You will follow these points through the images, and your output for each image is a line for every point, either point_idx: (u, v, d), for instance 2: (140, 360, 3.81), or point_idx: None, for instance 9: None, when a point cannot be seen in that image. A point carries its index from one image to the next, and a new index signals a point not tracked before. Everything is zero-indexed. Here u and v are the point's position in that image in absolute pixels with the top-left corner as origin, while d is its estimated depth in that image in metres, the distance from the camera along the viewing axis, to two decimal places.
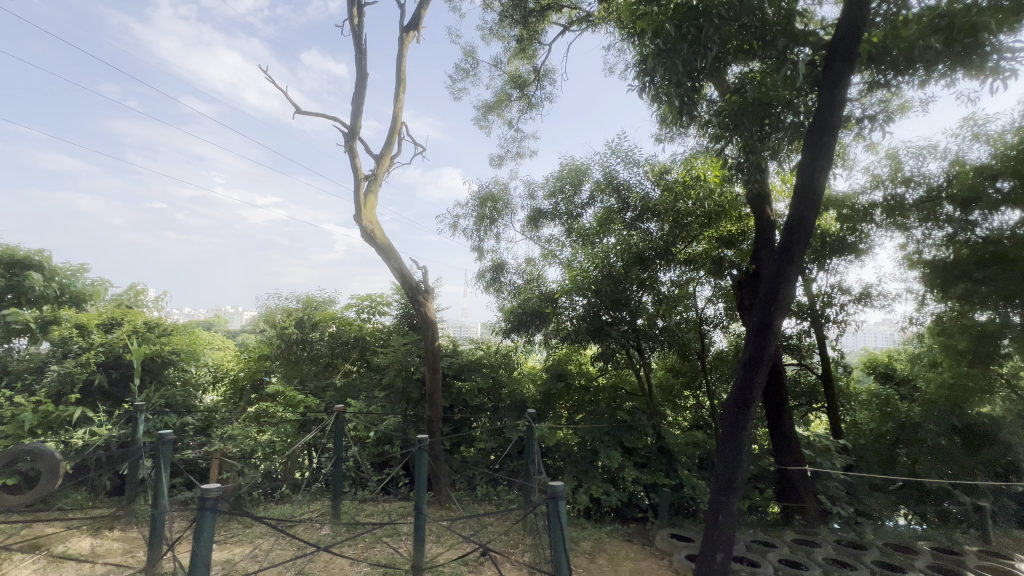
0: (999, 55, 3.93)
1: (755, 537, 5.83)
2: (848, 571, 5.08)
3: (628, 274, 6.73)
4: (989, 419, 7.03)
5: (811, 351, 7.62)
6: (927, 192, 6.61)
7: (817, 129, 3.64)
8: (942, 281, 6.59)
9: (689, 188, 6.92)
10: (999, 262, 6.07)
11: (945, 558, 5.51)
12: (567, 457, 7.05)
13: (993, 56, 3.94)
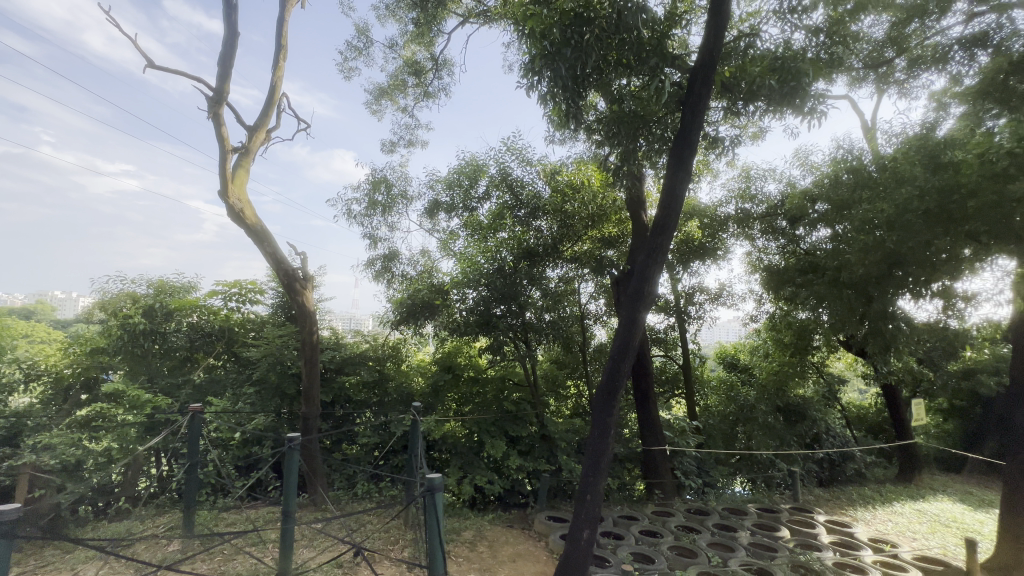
0: (818, 101, 4.74)
1: (621, 512, 6.41)
2: (693, 535, 5.82)
3: (518, 269, 6.93)
4: (802, 399, 8.61)
5: (674, 344, 8.65)
6: (767, 209, 8.00)
7: (681, 144, 4.06)
8: (775, 283, 7.73)
9: (577, 191, 7.32)
10: (815, 270, 7.29)
11: (766, 516, 6.57)
12: (453, 449, 7.07)
13: (815, 100, 4.73)
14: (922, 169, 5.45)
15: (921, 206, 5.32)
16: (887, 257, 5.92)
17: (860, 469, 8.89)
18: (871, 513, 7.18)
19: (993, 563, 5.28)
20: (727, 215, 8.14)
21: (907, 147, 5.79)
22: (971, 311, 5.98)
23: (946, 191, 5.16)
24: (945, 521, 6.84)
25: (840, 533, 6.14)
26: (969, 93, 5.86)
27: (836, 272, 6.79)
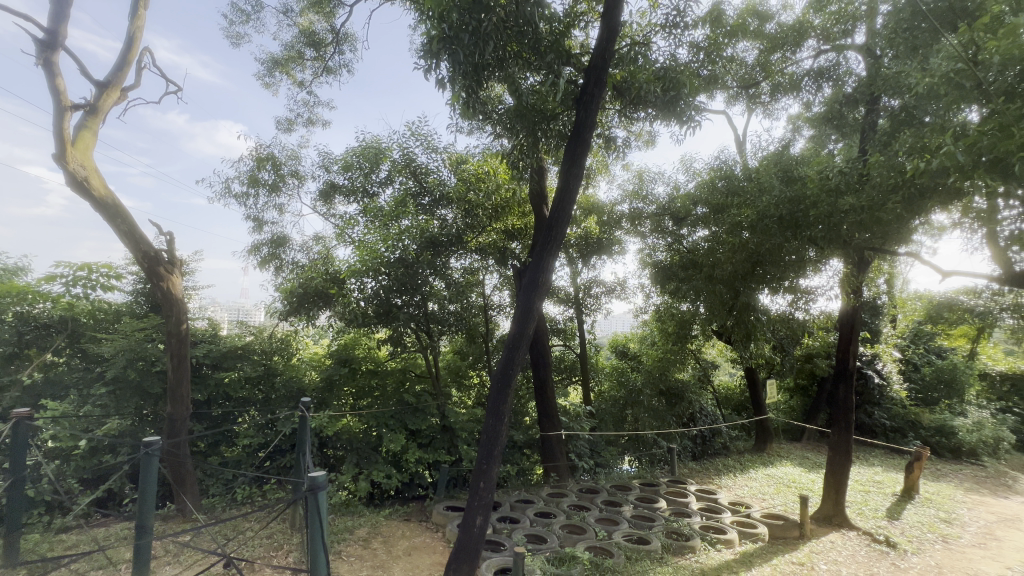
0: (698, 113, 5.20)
1: (519, 497, 6.59)
2: (584, 512, 6.18)
3: (421, 258, 6.76)
4: (682, 382, 9.53)
5: (572, 334, 9.17)
6: (656, 209, 8.71)
7: (574, 141, 4.24)
8: (663, 278, 8.41)
9: (481, 182, 7.31)
10: (693, 267, 7.99)
11: (647, 490, 7.21)
12: (348, 445, 6.73)
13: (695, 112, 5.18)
14: (778, 181, 6.19)
15: (777, 213, 5.98)
16: (750, 256, 6.71)
17: (726, 443, 10.10)
18: (733, 480, 8.21)
19: (819, 514, 6.32)
20: (622, 214, 8.78)
21: (766, 162, 6.72)
22: (811, 304, 7.04)
23: (795, 202, 5.87)
24: (787, 483, 8.05)
25: (706, 499, 6.94)
26: (815, 118, 6.84)
27: (710, 269, 7.49)
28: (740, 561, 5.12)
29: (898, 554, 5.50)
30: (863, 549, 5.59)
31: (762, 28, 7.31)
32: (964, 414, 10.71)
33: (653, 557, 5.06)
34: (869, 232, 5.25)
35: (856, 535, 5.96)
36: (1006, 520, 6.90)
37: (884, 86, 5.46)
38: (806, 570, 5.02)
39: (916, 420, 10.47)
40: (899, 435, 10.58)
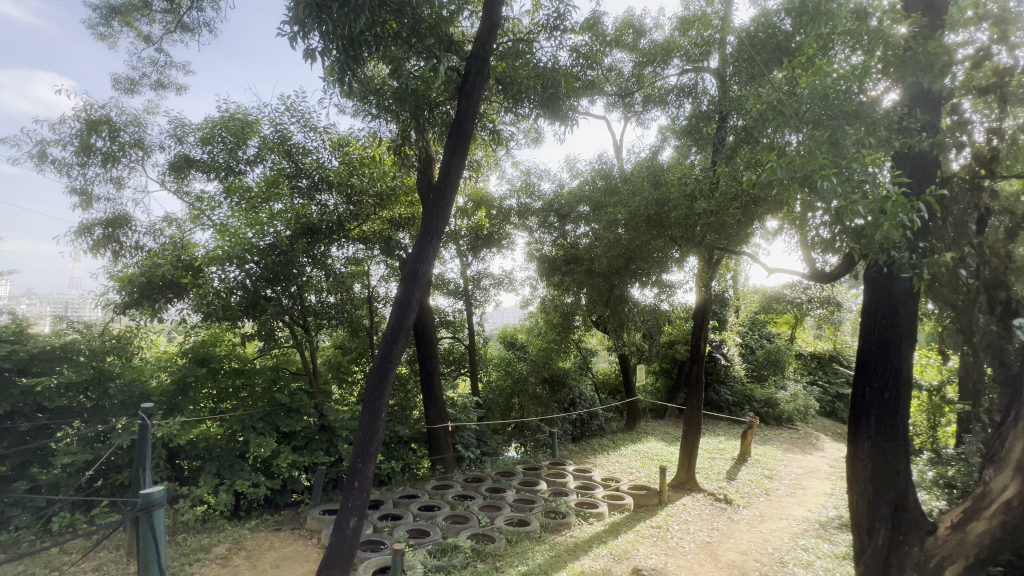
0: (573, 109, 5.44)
1: (402, 493, 6.42)
2: (468, 501, 6.23)
3: (296, 245, 6.24)
4: (565, 369, 10.08)
5: (461, 326, 9.25)
6: (543, 204, 9.06)
7: (455, 130, 4.22)
8: (548, 271, 8.77)
9: (366, 167, 6.90)
10: (575, 260, 8.44)
11: (529, 474, 7.52)
12: (207, 454, 5.95)
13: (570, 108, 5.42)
14: (648, 184, 6.82)
15: (644, 213, 6.55)
16: (622, 253, 7.29)
17: (602, 425, 10.93)
18: (606, 458, 8.92)
19: (675, 481, 7.15)
20: (511, 207, 8.97)
21: (638, 167, 7.36)
22: (673, 296, 7.87)
23: (661, 204, 6.48)
24: (652, 456, 8.98)
25: (583, 477, 7.46)
26: (679, 130, 7.64)
27: (590, 264, 7.95)
28: (608, 531, 5.58)
29: (732, 509, 6.45)
30: (707, 507, 6.47)
31: (637, 42, 7.94)
32: (785, 387, 12.93)
33: (531, 538, 5.28)
34: (716, 234, 6.02)
35: (703, 496, 6.86)
36: (810, 472, 8.48)
37: (730, 107, 6.28)
38: (662, 531, 5.65)
39: (750, 394, 12.37)
40: (738, 407, 12.42)
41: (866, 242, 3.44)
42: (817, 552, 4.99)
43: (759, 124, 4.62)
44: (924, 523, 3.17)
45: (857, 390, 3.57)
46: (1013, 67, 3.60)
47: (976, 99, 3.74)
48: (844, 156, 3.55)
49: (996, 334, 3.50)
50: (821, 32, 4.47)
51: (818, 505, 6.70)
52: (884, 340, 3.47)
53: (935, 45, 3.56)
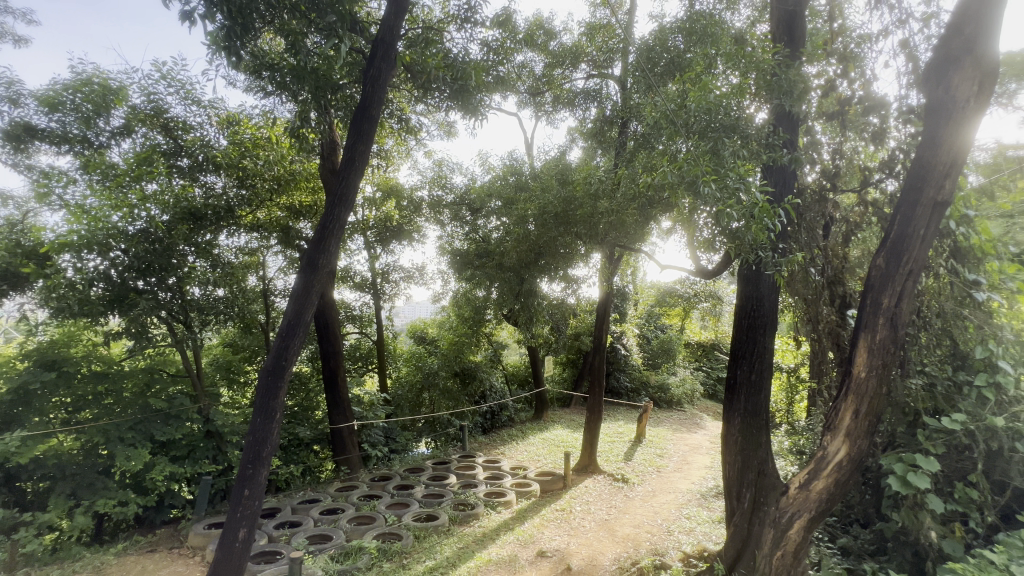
0: (481, 100, 5.35)
1: (302, 498, 6.04)
2: (375, 501, 6.03)
3: (174, 232, 5.51)
4: (475, 363, 10.11)
5: (370, 321, 8.92)
6: (456, 198, 8.97)
7: (360, 116, 4.05)
8: (460, 265, 8.75)
9: (259, 150, 6.27)
10: (487, 255, 8.50)
11: (439, 468, 7.47)
12: (59, 473, 5.04)
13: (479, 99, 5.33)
14: (556, 182, 7.07)
15: (552, 209, 6.80)
16: (531, 248, 7.39)
17: (511, 416, 11.17)
18: (515, 448, 9.17)
19: (579, 465, 7.56)
20: (422, 199, 8.77)
21: (548, 165, 7.59)
22: (579, 290, 8.25)
23: (568, 202, 6.77)
24: (558, 443, 9.39)
25: (492, 468, 7.59)
26: (585, 132, 8.00)
27: (500, 258, 8.03)
28: (516, 517, 5.75)
29: (628, 487, 6.99)
30: (606, 487, 6.94)
31: (547, 44, 8.15)
32: (675, 373, 14.23)
33: (439, 532, 5.26)
34: (616, 232, 6.44)
35: (603, 477, 7.34)
36: (694, 449, 9.44)
37: (630, 113, 6.72)
38: (566, 513, 5.96)
39: (646, 380, 13.43)
40: (635, 393, 13.42)
41: (739, 243, 3.90)
42: (698, 519, 5.59)
43: (654, 132, 5.01)
44: (779, 485, 3.64)
45: (730, 374, 4.04)
46: (851, 98, 4.27)
47: (824, 123, 4.38)
48: (723, 165, 3.98)
49: (834, 322, 4.16)
50: (707, 53, 4.95)
51: (699, 477, 7.50)
52: (752, 329, 3.96)
53: (794, 73, 4.12)
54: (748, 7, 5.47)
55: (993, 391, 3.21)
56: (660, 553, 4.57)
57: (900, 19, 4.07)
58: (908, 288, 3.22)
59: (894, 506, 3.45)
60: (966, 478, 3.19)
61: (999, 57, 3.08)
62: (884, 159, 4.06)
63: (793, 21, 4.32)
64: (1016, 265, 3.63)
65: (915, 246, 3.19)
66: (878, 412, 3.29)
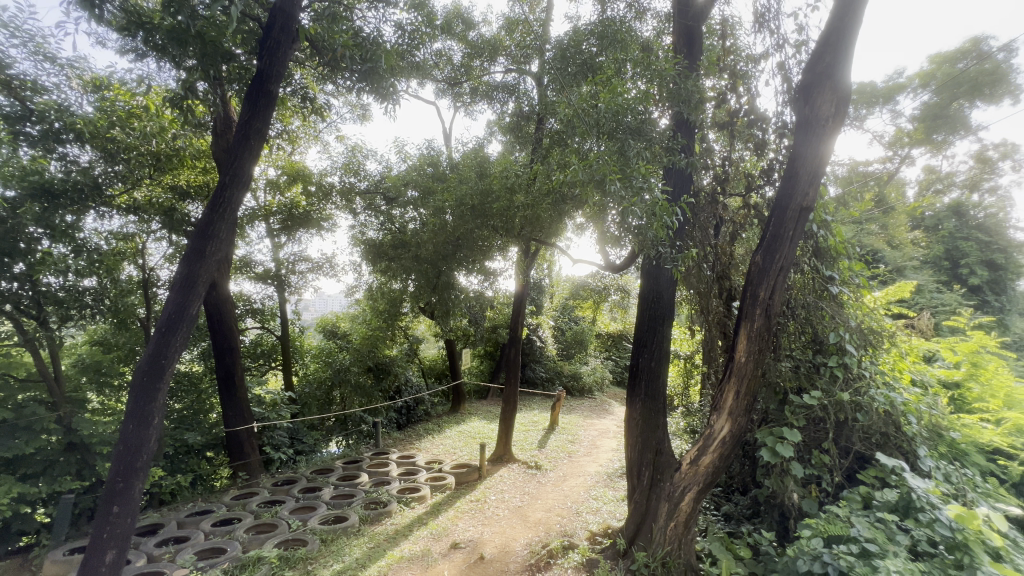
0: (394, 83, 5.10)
1: (191, 510, 5.46)
2: (277, 507, 5.62)
3: (22, 213, 4.61)
4: (390, 357, 9.82)
5: (273, 315, 8.29)
6: (369, 185, 8.56)
7: (255, 92, 3.75)
8: (374, 257, 8.24)
9: (134, 120, 5.43)
10: (403, 246, 8.00)
11: (349, 468, 7.16)
12: None
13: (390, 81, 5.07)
14: (474, 174, 7.01)
15: (469, 201, 6.73)
16: (448, 240, 7.29)
17: (427, 410, 11.02)
18: (430, 442, 9.06)
19: (494, 456, 7.67)
20: (332, 186, 8.23)
21: (466, 156, 7.51)
22: (496, 283, 8.32)
23: (485, 194, 6.75)
24: (473, 435, 9.44)
25: (406, 464, 7.44)
26: (503, 126, 8.03)
27: (416, 250, 7.80)
28: (430, 512, 5.69)
29: (541, 473, 7.23)
30: (520, 475, 7.12)
31: (466, 33, 8.04)
32: (587, 363, 14.94)
33: (348, 533, 5.05)
34: (531, 226, 6.59)
35: (517, 465, 7.52)
36: (602, 433, 10.01)
37: (546, 110, 6.86)
38: (480, 503, 6.02)
39: (560, 370, 13.97)
40: (550, 382, 13.89)
41: (642, 239, 4.17)
42: (604, 499, 5.93)
43: (567, 130, 5.17)
44: (674, 462, 3.97)
45: (633, 361, 4.31)
46: (738, 111, 4.74)
47: (717, 133, 4.81)
48: (628, 165, 4.21)
49: (721, 313, 4.62)
50: (616, 58, 5.19)
51: (606, 459, 7.97)
52: (653, 320, 4.27)
53: (692, 84, 4.46)
54: (654, 19, 5.82)
55: (841, 370, 3.77)
56: (569, 534, 4.76)
57: (779, 44, 4.58)
58: (780, 282, 3.65)
59: (766, 474, 3.92)
60: (821, 445, 3.71)
61: (850, 87, 3.60)
62: (763, 168, 4.56)
63: (691, 36, 4.68)
64: (861, 263, 4.27)
65: (785, 246, 3.63)
66: (755, 392, 3.70)
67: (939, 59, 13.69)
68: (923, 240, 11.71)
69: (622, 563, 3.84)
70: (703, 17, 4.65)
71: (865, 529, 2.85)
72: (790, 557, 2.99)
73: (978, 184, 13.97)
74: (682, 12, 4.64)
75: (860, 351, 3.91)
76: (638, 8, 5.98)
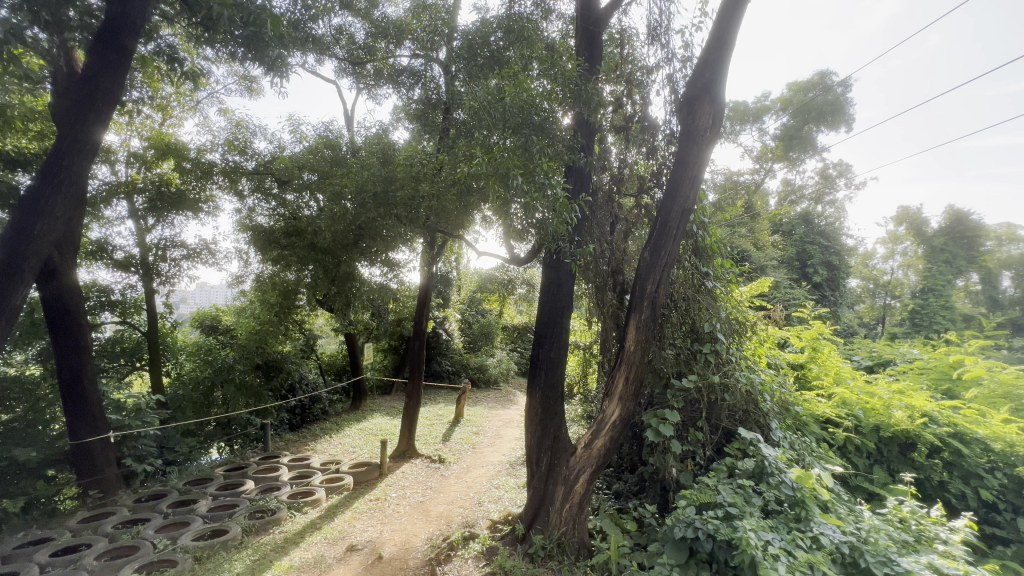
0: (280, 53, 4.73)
1: (22, 541, 4.56)
2: (139, 526, 4.91)
3: None
4: (281, 354, 9.10)
5: (138, 308, 7.23)
6: (258, 165, 7.45)
7: (106, 45, 3.96)
8: (263, 244, 7.48)
9: None
10: (297, 234, 7.41)
11: (232, 476, 6.50)
12: None
13: (276, 51, 4.69)
14: (377, 161, 6.67)
15: (371, 189, 6.38)
16: (348, 228, 6.87)
17: (325, 408, 10.37)
18: (327, 442, 8.58)
19: (396, 452, 7.48)
20: (213, 164, 7.11)
21: (368, 140, 7.15)
22: (401, 275, 8.05)
23: (388, 181, 6.44)
24: (375, 432, 9.11)
25: (299, 467, 6.95)
26: (410, 113, 7.77)
27: (312, 237, 7.20)
28: (325, 515, 5.38)
29: (444, 466, 7.21)
30: (423, 470, 7.02)
31: (370, 11, 7.61)
32: (492, 355, 15.16)
33: (229, 547, 4.60)
34: (436, 217, 6.48)
35: (420, 460, 7.40)
36: (506, 423, 10.23)
37: (454, 100, 6.76)
38: (380, 502, 5.85)
39: (465, 363, 14.01)
40: (455, 375, 13.83)
41: (543, 233, 4.28)
42: (505, 487, 6.06)
43: (474, 122, 5.11)
44: (570, 448, 4.17)
45: (534, 352, 4.44)
46: (633, 117, 5.06)
47: (614, 136, 5.09)
48: (531, 161, 4.28)
49: (615, 305, 4.93)
50: (522, 54, 5.25)
51: (509, 449, 8.15)
52: (552, 311, 4.42)
53: (592, 87, 4.69)
54: (559, 21, 5.99)
55: (713, 355, 4.24)
56: (470, 525, 4.79)
57: (667, 58, 4.97)
58: (664, 277, 3.99)
59: (650, 452, 4.29)
60: (695, 423, 4.15)
61: (726, 102, 4.01)
62: (653, 172, 4.92)
63: (592, 41, 4.91)
64: (731, 261, 4.82)
65: (669, 243, 3.97)
66: (641, 378, 4.00)
67: (795, 88, 15.89)
68: (781, 244, 13.56)
69: (520, 547, 3.94)
70: (602, 24, 4.91)
71: (728, 495, 3.24)
72: (668, 525, 3.30)
73: (822, 197, 16.53)
74: (584, 17, 4.88)
75: (728, 339, 4.42)
76: (545, 8, 6.09)
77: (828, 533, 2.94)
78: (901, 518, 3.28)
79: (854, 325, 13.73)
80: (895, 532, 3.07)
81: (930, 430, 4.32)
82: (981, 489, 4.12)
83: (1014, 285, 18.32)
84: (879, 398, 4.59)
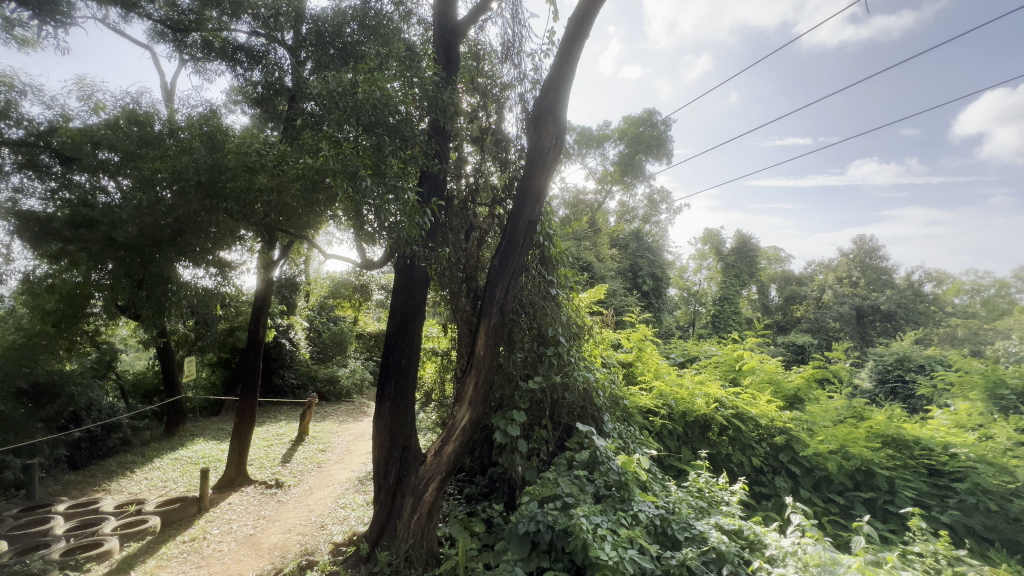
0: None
1: None
2: None
3: None
4: (59, 374, 7.14)
5: None
6: (27, 135, 5.81)
7: None
8: (34, 237, 5.79)
9: None
10: (88, 226, 5.82)
11: None
12: None
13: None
14: (201, 144, 5.73)
15: (193, 177, 5.49)
16: (164, 222, 5.69)
17: (126, 438, 8.50)
18: (128, 479, 7.07)
19: (221, 481, 6.49)
20: None
21: (191, 119, 6.13)
22: (233, 278, 7.05)
23: (215, 170, 5.62)
24: (195, 462, 7.80)
25: (82, 515, 5.56)
26: (249, 97, 6.90)
27: (110, 229, 5.72)
28: (116, 570, 4.38)
29: (283, 491, 6.48)
30: (256, 498, 6.23)
31: None
32: (345, 365, 14.20)
33: None
34: (279, 213, 5.89)
35: (253, 488, 6.54)
36: (358, 437, 9.66)
37: (300, 88, 6.17)
38: (196, 543, 5.02)
39: (314, 375, 12.83)
40: (301, 388, 12.56)
41: (396, 238, 4.12)
42: (352, 506, 5.69)
43: (322, 114, 4.70)
44: (420, 457, 4.08)
45: (384, 360, 4.26)
46: (488, 129, 5.17)
47: (471, 146, 5.16)
48: (383, 162, 4.13)
49: (468, 311, 5.02)
50: (377, 52, 5.02)
51: (359, 465, 7.68)
52: (404, 318, 4.30)
53: (448, 96, 4.72)
54: (418, 25, 5.90)
55: (556, 357, 4.57)
56: (309, 552, 4.37)
57: (520, 78, 5.26)
58: (513, 284, 4.19)
59: (499, 454, 4.42)
60: (540, 422, 4.43)
61: (567, 123, 4.39)
62: (505, 184, 5.15)
63: (449, 50, 4.95)
64: (573, 271, 5.26)
65: (517, 252, 4.19)
66: (491, 382, 4.12)
67: (630, 122, 18.19)
68: (618, 257, 15.35)
69: (364, 568, 3.71)
70: (459, 34, 5.00)
71: (566, 486, 3.50)
72: (513, 522, 3.43)
73: (649, 218, 19.22)
74: (442, 25, 4.93)
75: (570, 342, 4.82)
76: (404, 10, 5.89)
77: (645, 509, 3.38)
78: (699, 488, 3.94)
79: (672, 327, 16.17)
80: (694, 501, 3.66)
81: (720, 412, 5.29)
82: (753, 456, 5.17)
83: (778, 295, 23.64)
84: (686, 388, 5.45)
